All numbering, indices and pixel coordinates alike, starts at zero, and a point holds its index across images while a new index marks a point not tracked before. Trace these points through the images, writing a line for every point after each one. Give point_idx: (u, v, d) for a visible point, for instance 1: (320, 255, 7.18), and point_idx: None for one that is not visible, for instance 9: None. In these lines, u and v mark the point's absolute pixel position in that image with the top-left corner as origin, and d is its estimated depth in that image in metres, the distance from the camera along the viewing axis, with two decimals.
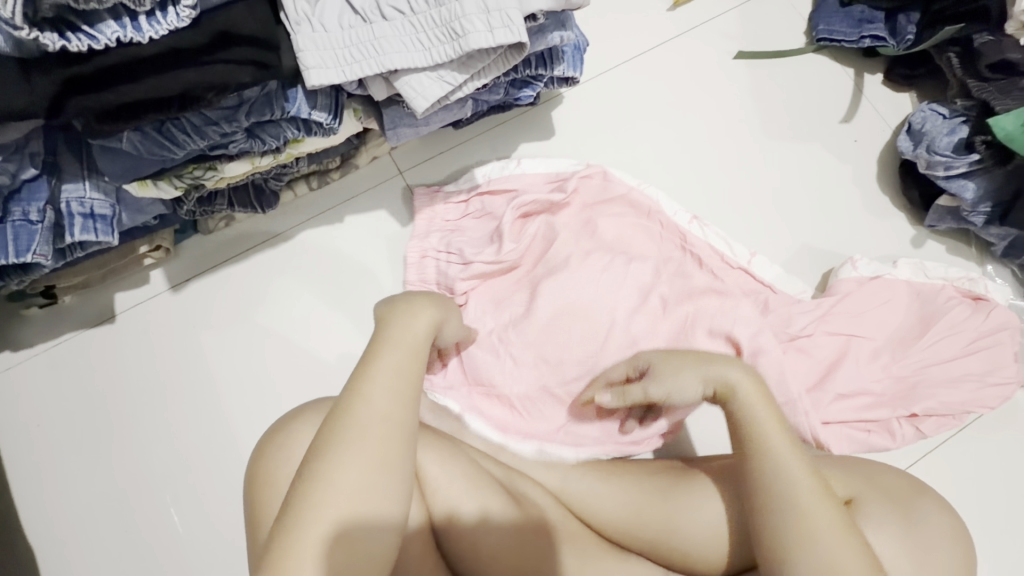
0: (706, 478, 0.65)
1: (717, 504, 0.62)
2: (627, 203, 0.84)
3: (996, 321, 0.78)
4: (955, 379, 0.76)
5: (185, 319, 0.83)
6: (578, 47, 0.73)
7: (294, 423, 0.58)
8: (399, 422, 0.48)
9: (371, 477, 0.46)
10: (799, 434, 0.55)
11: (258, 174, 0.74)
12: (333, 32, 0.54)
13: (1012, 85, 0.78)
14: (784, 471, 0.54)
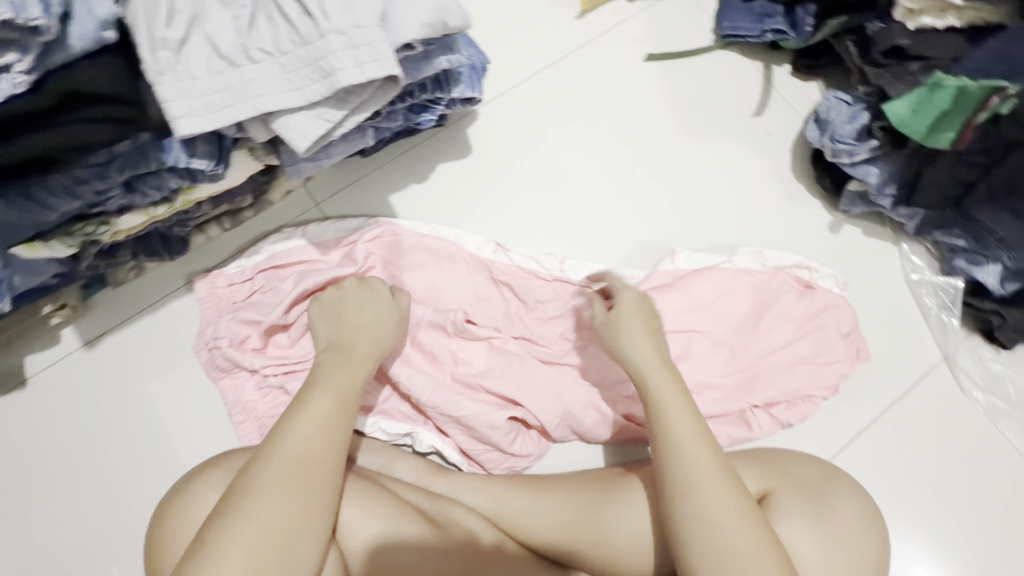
0: (632, 485, 0.65)
1: (641, 512, 0.63)
2: (426, 251, 0.83)
3: (820, 303, 0.83)
4: (819, 362, 0.81)
5: (101, 377, 0.80)
6: (475, 66, 0.72)
7: (205, 476, 0.57)
8: (321, 449, 0.52)
9: (292, 515, 0.48)
10: (686, 425, 0.58)
11: (159, 222, 0.72)
12: (200, 80, 0.52)
13: (904, 69, 0.79)
14: (685, 471, 0.55)
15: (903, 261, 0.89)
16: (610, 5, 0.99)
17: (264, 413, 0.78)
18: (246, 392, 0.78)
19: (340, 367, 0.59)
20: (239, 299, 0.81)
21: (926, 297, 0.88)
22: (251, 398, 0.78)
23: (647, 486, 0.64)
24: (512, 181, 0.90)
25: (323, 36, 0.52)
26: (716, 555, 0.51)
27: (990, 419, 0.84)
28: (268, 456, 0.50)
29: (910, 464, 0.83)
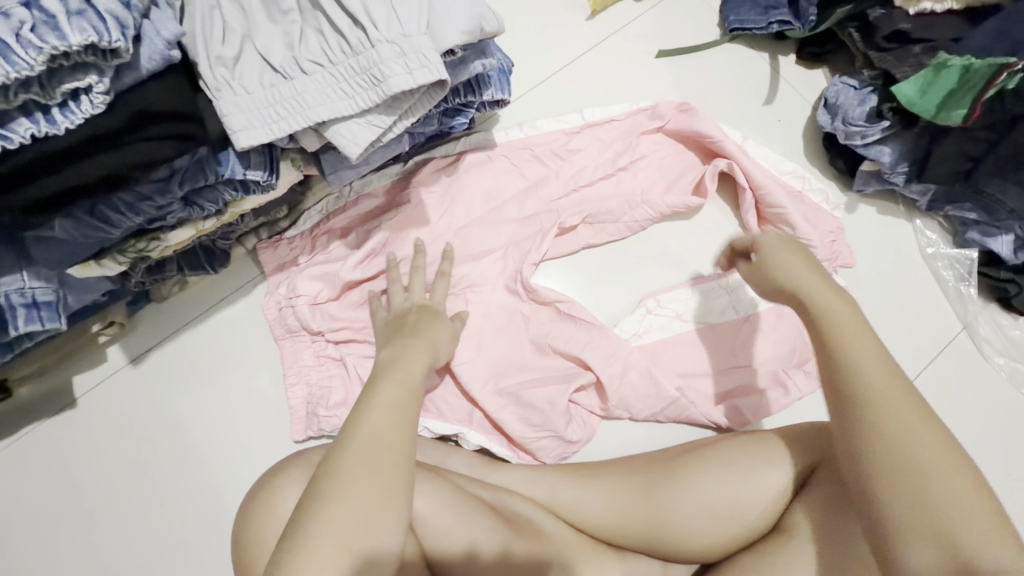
0: (686, 468, 0.67)
1: (702, 494, 0.63)
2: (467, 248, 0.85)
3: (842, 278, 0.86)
4: None
5: (150, 391, 0.81)
6: (503, 70, 0.75)
7: (278, 479, 0.58)
8: (397, 430, 0.55)
9: (374, 501, 0.50)
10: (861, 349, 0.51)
11: (204, 236, 0.73)
12: (255, 93, 0.54)
13: (908, 52, 0.83)
14: (863, 391, 0.49)
15: (919, 236, 0.92)
16: (619, 6, 1.02)
17: (315, 382, 0.81)
18: (306, 357, 0.82)
19: (403, 364, 0.63)
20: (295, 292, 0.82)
21: (943, 270, 0.91)
22: (308, 365, 0.81)
23: (704, 466, 0.65)
24: None
25: (372, 47, 0.54)
26: (915, 502, 0.44)
27: (1014, 383, 0.87)
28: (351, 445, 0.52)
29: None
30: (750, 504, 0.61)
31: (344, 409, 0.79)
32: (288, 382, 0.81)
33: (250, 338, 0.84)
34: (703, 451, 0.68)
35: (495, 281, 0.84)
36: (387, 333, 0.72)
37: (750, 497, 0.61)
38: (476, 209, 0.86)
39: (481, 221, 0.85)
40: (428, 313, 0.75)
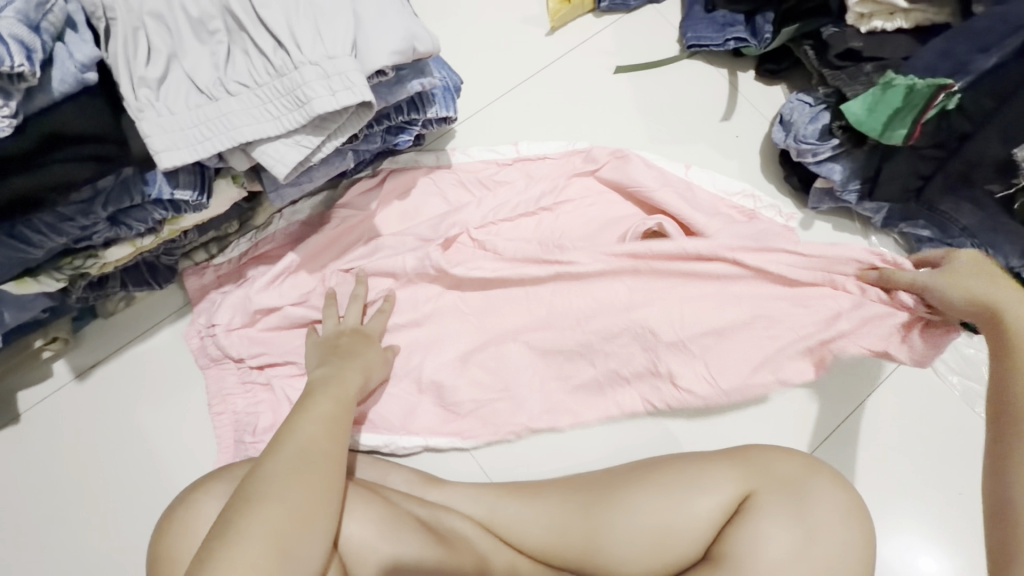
0: (622, 489, 0.66)
1: (634, 516, 0.63)
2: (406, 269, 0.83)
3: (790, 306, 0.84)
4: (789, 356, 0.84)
5: (95, 407, 0.81)
6: (449, 88, 0.75)
7: (196, 493, 0.55)
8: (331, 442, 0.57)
9: (302, 514, 0.51)
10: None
11: (146, 252, 0.73)
12: (180, 114, 0.54)
13: (860, 70, 0.84)
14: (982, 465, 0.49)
15: None
16: (579, 22, 1.02)
17: (241, 409, 0.80)
18: (229, 385, 0.81)
19: (339, 381, 0.66)
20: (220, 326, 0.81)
21: None
22: (233, 392, 0.81)
23: (637, 487, 0.65)
24: None
25: (297, 68, 0.54)
26: None
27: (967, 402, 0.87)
28: (285, 454, 0.54)
29: (892, 452, 0.85)
30: (687, 527, 0.61)
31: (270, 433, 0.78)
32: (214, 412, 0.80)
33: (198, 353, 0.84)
34: (641, 472, 0.67)
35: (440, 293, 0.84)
36: (318, 355, 0.74)
37: (685, 520, 0.61)
38: (431, 221, 0.86)
39: (434, 233, 0.85)
40: (361, 338, 0.77)
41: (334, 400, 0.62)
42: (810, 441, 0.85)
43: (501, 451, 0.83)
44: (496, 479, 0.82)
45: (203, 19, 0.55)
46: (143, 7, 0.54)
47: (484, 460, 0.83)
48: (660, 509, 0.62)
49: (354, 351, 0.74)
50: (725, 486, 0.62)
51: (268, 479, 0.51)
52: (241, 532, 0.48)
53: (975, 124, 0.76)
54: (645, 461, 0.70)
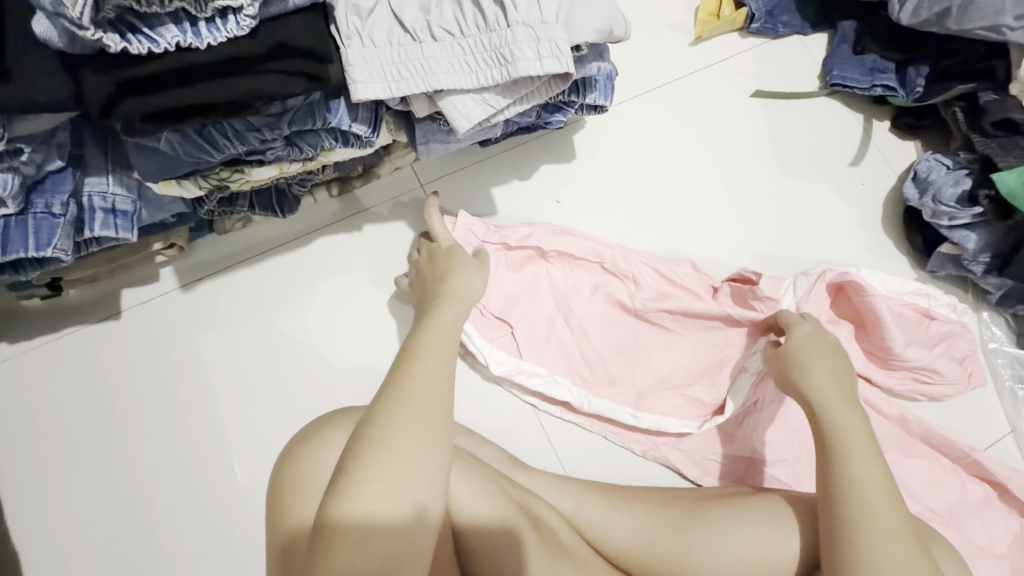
0: (725, 509, 0.65)
1: (736, 540, 0.62)
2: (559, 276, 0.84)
3: (943, 354, 0.84)
4: (883, 415, 0.83)
5: (193, 322, 0.81)
6: (609, 76, 0.74)
7: (326, 429, 0.57)
8: (442, 402, 0.50)
9: (400, 482, 0.45)
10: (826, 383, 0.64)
11: (283, 178, 0.72)
12: (382, 49, 0.54)
13: (1013, 143, 0.83)
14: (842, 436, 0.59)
15: (983, 329, 0.90)
16: (723, 39, 1.01)
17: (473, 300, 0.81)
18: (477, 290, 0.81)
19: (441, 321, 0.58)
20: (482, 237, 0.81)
21: (1001, 367, 0.88)
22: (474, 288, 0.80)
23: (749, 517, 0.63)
24: (609, 195, 0.91)
25: (508, 26, 0.54)
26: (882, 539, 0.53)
27: None
28: (401, 397, 0.49)
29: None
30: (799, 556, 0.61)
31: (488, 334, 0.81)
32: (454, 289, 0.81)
33: (299, 290, 0.84)
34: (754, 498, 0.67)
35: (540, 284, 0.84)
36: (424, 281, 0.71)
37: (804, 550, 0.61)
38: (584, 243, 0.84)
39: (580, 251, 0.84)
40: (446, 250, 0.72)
41: (449, 340, 0.56)
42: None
43: (577, 448, 0.82)
44: (571, 473, 0.81)
45: None
46: None
47: (562, 452, 0.82)
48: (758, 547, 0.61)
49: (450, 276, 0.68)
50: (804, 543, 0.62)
51: (379, 433, 0.47)
52: (349, 505, 0.44)
53: None
54: (732, 491, 0.70)
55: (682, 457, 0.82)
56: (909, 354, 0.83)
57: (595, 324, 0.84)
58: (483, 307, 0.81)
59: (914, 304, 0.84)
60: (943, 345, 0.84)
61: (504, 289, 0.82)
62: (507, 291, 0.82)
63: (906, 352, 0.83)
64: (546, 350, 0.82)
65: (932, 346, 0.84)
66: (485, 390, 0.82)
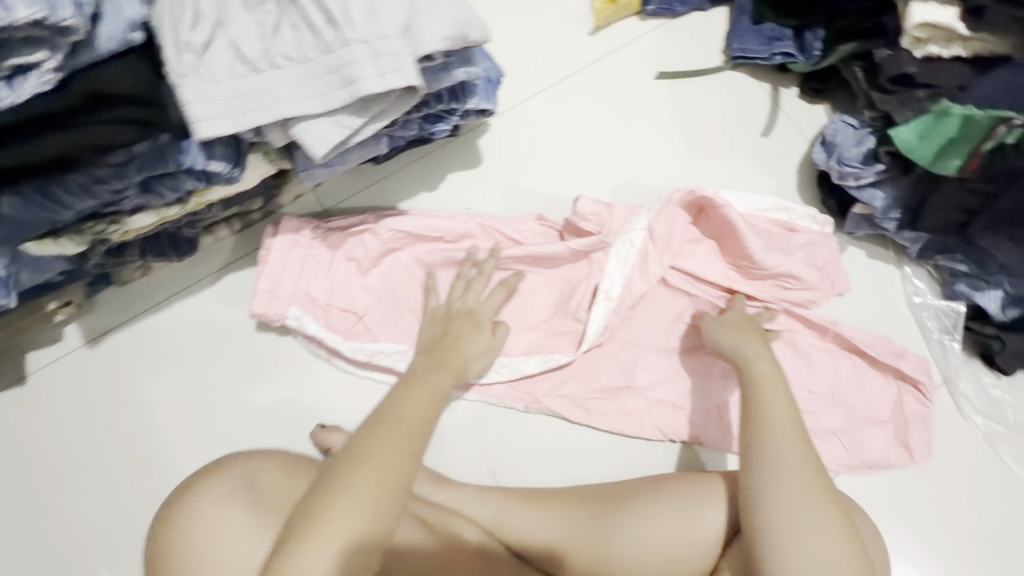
0: (631, 503, 0.65)
1: (636, 532, 0.62)
2: (405, 258, 0.84)
3: (804, 259, 0.86)
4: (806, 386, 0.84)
5: (105, 376, 0.79)
6: (491, 80, 0.74)
7: (212, 478, 0.56)
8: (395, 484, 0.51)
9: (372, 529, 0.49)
10: (779, 402, 0.64)
11: (168, 224, 0.71)
12: (223, 83, 0.52)
13: (911, 97, 0.81)
14: (770, 447, 0.60)
15: (906, 283, 0.90)
16: (623, 24, 1.00)
17: (312, 286, 0.81)
18: (315, 282, 0.81)
19: (420, 391, 0.62)
20: (318, 237, 0.82)
21: (927, 320, 0.89)
22: (313, 280, 0.81)
23: (661, 503, 0.64)
24: (520, 197, 0.91)
25: (346, 45, 0.52)
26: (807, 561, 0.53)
27: (989, 444, 0.85)
28: (380, 432, 0.54)
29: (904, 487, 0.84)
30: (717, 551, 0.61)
31: (338, 316, 0.82)
32: (295, 287, 0.80)
33: (211, 332, 0.82)
34: (665, 485, 0.66)
35: (389, 263, 0.84)
36: (422, 343, 0.75)
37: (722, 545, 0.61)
38: (436, 226, 0.85)
39: (423, 228, 0.85)
40: (470, 322, 0.77)
41: (428, 407, 0.60)
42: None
43: (509, 453, 0.83)
44: (505, 481, 0.81)
45: None
46: None
47: (494, 460, 0.82)
48: (659, 536, 0.61)
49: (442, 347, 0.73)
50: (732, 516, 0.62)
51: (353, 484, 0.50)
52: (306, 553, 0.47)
53: None
54: (637, 481, 0.70)
55: (562, 404, 0.83)
56: (765, 266, 0.85)
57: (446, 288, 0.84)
58: (324, 301, 0.81)
59: (776, 219, 0.87)
60: (802, 252, 0.87)
61: (342, 277, 0.82)
62: (347, 278, 0.83)
63: (764, 259, 0.84)
64: (399, 325, 0.83)
65: (794, 253, 0.86)
66: None
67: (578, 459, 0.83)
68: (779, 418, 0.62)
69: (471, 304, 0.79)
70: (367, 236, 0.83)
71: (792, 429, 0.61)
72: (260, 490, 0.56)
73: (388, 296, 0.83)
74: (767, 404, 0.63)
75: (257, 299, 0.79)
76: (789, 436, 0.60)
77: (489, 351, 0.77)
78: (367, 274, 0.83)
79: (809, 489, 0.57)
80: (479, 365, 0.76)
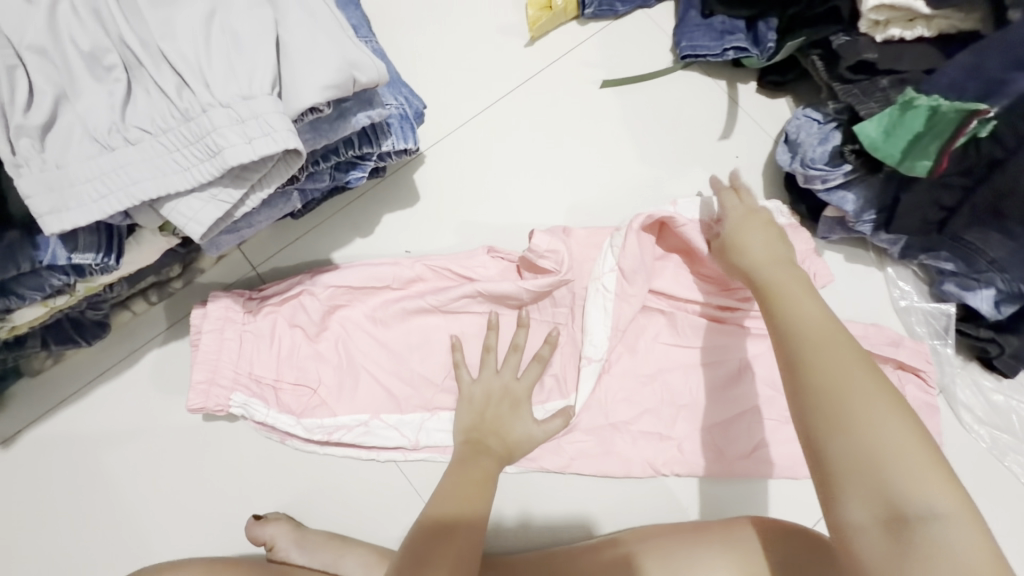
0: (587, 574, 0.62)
1: None
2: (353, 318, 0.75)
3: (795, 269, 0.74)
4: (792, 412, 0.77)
5: (26, 476, 0.73)
6: (406, 115, 0.66)
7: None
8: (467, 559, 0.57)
9: None
10: (810, 311, 0.53)
11: (66, 309, 0.65)
12: (69, 168, 0.45)
13: (874, 85, 0.74)
14: (795, 339, 0.51)
15: (891, 287, 0.83)
16: (561, 31, 0.92)
17: (256, 367, 0.72)
18: (259, 362, 0.72)
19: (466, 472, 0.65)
20: (251, 309, 0.73)
21: (916, 324, 0.82)
22: (256, 360, 0.72)
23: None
24: (464, 233, 0.84)
25: (204, 111, 0.46)
26: (870, 471, 0.42)
27: (995, 455, 0.78)
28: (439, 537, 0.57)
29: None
30: None
31: (291, 390, 0.73)
32: (235, 371, 0.71)
33: (137, 415, 0.75)
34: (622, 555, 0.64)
35: (338, 327, 0.75)
36: (465, 430, 0.71)
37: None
38: (380, 279, 0.76)
39: (366, 282, 0.76)
40: (509, 401, 0.72)
41: (483, 469, 0.65)
42: (810, 512, 0.77)
43: None
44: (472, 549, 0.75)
45: (97, 53, 0.46)
46: (23, 40, 0.45)
47: None
48: None
49: (497, 419, 0.71)
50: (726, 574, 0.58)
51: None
52: None
53: (1010, 150, 0.64)
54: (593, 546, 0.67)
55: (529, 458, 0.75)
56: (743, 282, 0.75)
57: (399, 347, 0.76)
58: (272, 379, 0.72)
59: None
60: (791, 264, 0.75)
61: (289, 346, 0.73)
62: (294, 347, 0.73)
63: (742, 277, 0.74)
64: (358, 393, 0.74)
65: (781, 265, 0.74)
66: (370, 482, 0.75)
67: (550, 516, 0.76)
68: (811, 322, 0.52)
69: (505, 381, 0.74)
70: (307, 297, 0.74)
71: (820, 322, 0.52)
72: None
73: (340, 363, 0.75)
74: (804, 307, 0.54)
75: (194, 393, 0.69)
76: (815, 326, 0.51)
77: (520, 409, 0.72)
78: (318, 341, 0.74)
79: (862, 378, 0.46)
80: (528, 439, 0.70)
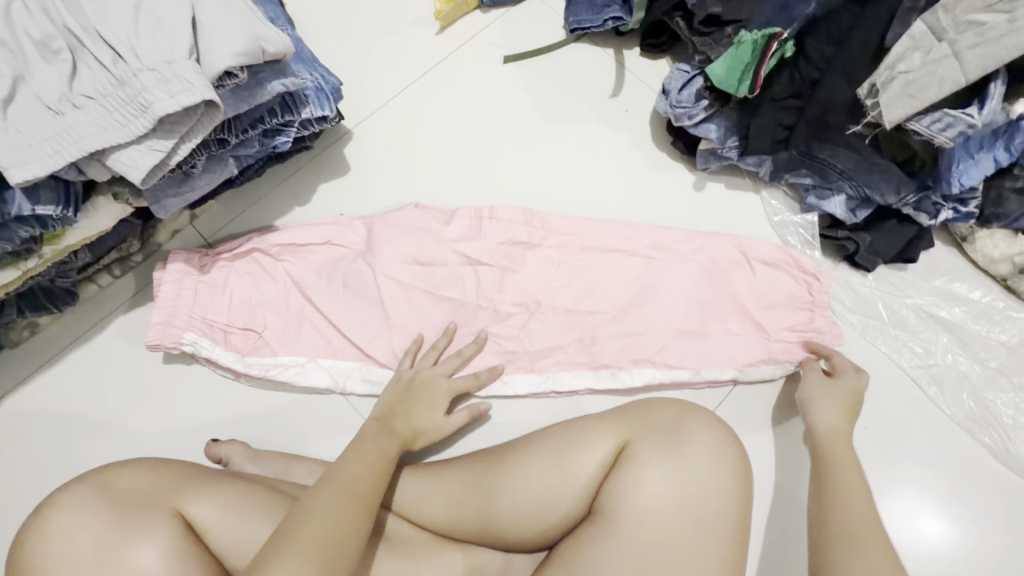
0: (509, 462, 0.70)
1: (514, 500, 0.67)
2: (300, 271, 0.86)
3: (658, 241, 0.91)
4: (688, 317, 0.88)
5: (14, 434, 0.83)
6: (324, 87, 0.78)
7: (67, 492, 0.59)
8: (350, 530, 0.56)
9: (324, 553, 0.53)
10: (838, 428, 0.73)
11: (37, 277, 0.75)
12: (27, 131, 0.56)
13: (723, 34, 0.86)
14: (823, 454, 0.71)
15: (766, 205, 0.96)
16: (466, 19, 1.05)
17: (210, 312, 0.83)
18: (211, 306, 0.83)
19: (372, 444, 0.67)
20: (206, 263, 0.84)
21: (790, 236, 0.94)
22: (211, 304, 0.83)
23: (525, 457, 0.70)
24: (393, 195, 0.95)
25: (136, 76, 0.58)
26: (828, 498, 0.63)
27: (867, 338, 0.90)
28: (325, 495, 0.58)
29: (786, 392, 0.89)
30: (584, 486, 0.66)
31: (242, 332, 0.84)
32: (186, 317, 0.82)
33: (108, 369, 0.86)
34: (524, 444, 0.72)
35: (284, 279, 0.85)
36: (382, 407, 0.75)
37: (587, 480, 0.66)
38: (323, 237, 0.87)
39: (308, 238, 0.87)
40: (432, 389, 0.79)
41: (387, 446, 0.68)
42: (711, 403, 0.88)
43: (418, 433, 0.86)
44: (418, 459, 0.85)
45: (46, 40, 0.57)
46: None
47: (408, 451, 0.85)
48: (530, 493, 0.67)
49: (411, 405, 0.77)
50: (604, 442, 0.68)
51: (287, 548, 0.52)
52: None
53: (822, 70, 0.78)
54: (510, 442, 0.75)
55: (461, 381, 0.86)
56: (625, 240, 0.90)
57: (342, 294, 0.86)
58: (223, 324, 0.83)
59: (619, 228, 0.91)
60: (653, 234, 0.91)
61: (240, 296, 0.84)
62: (245, 298, 0.84)
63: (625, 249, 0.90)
64: (300, 339, 0.85)
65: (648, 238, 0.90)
66: (321, 410, 0.86)
67: (485, 426, 0.86)
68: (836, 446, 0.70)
69: (435, 374, 0.80)
70: (258, 255, 0.86)
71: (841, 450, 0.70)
72: (120, 494, 0.60)
73: (288, 308, 0.85)
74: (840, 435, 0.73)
75: (150, 330, 0.80)
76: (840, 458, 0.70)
77: (441, 405, 0.79)
78: (267, 287, 0.85)
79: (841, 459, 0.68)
80: (434, 429, 0.77)
